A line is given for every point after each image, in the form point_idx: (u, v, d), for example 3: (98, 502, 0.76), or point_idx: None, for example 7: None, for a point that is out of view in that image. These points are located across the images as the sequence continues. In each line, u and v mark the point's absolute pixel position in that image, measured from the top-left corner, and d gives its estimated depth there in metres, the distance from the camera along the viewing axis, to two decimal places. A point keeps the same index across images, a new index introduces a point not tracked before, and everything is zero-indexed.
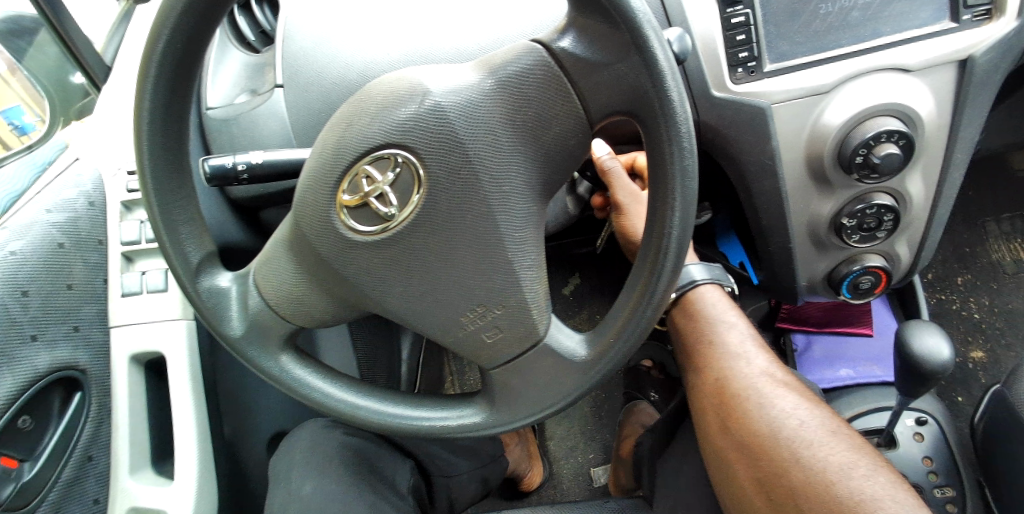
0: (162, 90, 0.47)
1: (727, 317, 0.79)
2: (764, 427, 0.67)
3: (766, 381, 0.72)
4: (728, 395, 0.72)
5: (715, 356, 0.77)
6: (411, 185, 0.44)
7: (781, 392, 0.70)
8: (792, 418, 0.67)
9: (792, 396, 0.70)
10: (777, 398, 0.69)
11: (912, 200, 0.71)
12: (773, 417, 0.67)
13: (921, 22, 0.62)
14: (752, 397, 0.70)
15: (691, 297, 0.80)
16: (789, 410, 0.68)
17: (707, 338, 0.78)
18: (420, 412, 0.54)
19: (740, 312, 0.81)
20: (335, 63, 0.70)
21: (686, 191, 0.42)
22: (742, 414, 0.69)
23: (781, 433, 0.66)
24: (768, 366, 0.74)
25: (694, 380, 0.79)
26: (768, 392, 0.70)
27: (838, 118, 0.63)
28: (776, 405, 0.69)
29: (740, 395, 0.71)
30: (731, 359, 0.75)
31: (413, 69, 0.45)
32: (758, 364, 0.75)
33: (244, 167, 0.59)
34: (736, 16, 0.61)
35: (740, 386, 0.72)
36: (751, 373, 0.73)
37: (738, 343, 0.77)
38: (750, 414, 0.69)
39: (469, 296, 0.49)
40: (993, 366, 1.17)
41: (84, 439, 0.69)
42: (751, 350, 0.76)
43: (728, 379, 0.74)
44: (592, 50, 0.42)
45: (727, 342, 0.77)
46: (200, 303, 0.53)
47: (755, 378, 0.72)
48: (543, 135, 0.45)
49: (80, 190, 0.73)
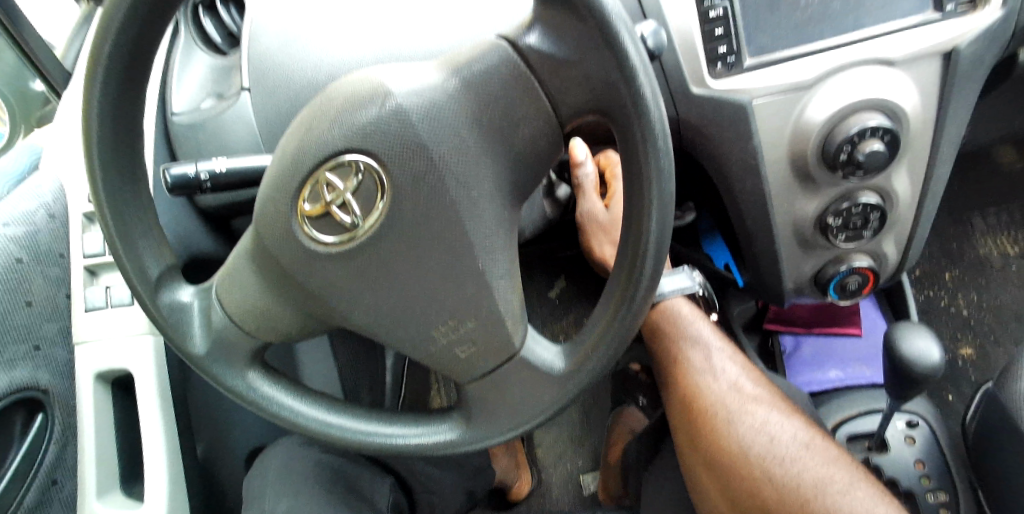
0: (109, 97, 0.44)
1: (694, 330, 0.79)
2: (734, 445, 0.70)
3: (735, 395, 0.74)
4: (697, 413, 0.75)
5: (684, 372, 0.78)
6: (374, 192, 0.42)
7: (750, 407, 0.73)
8: (763, 435, 0.70)
9: (762, 410, 0.73)
10: (746, 414, 0.72)
11: (899, 198, 0.70)
12: (744, 435, 0.70)
13: (904, 12, 0.60)
14: (721, 414, 0.73)
15: (657, 312, 0.80)
16: (758, 426, 0.71)
17: (675, 353, 0.79)
18: (392, 429, 0.51)
19: (709, 322, 0.80)
20: (303, 66, 0.68)
21: (663, 192, 0.40)
22: (713, 432, 0.72)
23: (751, 451, 0.69)
24: (737, 378, 0.76)
25: (666, 393, 0.81)
26: (737, 408, 0.73)
27: (821, 114, 0.62)
28: (746, 422, 0.71)
29: (709, 412, 0.74)
30: (700, 375, 0.77)
31: (375, 69, 0.43)
32: (727, 377, 0.76)
33: (208, 176, 0.56)
34: (713, 9, 0.59)
35: (710, 403, 0.74)
36: (720, 388, 0.75)
37: (706, 356, 0.78)
38: (720, 432, 0.72)
39: (442, 307, 0.46)
40: (983, 362, 1.17)
41: (48, 462, 0.68)
42: (719, 362, 0.78)
43: (697, 396, 0.75)
44: (558, 46, 0.40)
45: (695, 356, 0.78)
46: (162, 320, 0.49)
47: (725, 393, 0.74)
48: (512, 137, 0.44)
49: (40, 201, 0.72)
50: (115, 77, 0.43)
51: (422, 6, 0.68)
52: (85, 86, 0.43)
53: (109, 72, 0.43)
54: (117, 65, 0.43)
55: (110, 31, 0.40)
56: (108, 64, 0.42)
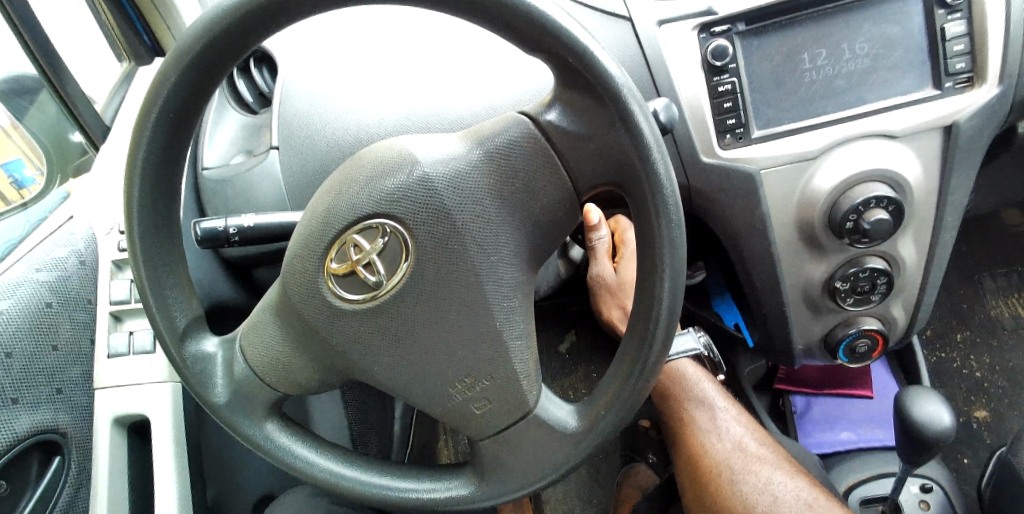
0: (155, 162, 0.47)
1: (698, 392, 0.81)
2: (736, 505, 0.71)
3: (739, 454, 0.75)
4: (702, 472, 0.76)
5: (689, 432, 0.80)
6: (399, 253, 0.44)
7: (754, 466, 0.73)
8: (765, 495, 0.70)
9: (765, 469, 0.73)
10: (749, 474, 0.73)
11: (905, 264, 0.72)
12: (747, 495, 0.71)
13: (905, 89, 0.64)
14: (724, 474, 0.74)
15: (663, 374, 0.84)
16: (761, 486, 0.71)
17: (681, 414, 0.81)
18: (406, 483, 0.52)
19: (713, 384, 0.83)
20: (331, 128, 0.72)
21: (676, 262, 0.42)
22: (716, 492, 0.73)
23: (754, 511, 0.69)
24: (742, 437, 0.77)
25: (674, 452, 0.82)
26: (740, 467, 0.74)
27: (828, 183, 0.66)
28: (749, 481, 0.72)
29: (713, 471, 0.75)
30: (704, 435, 0.78)
31: (403, 138, 0.46)
32: (731, 436, 0.77)
33: (236, 230, 0.59)
34: (723, 84, 0.64)
35: (714, 463, 0.75)
36: (724, 447, 0.76)
37: (710, 416, 0.80)
38: (723, 492, 0.72)
39: (459, 365, 0.48)
40: (998, 426, 1.15)
41: (62, 504, 0.67)
42: (724, 422, 0.79)
43: (702, 456, 0.77)
44: (577, 123, 0.43)
45: (699, 417, 0.80)
46: (186, 370, 0.51)
47: (729, 453, 0.75)
48: (530, 206, 0.46)
49: (72, 248, 0.74)
50: (161, 144, 0.46)
51: (445, 71, 0.72)
52: (133, 152, 0.46)
53: (155, 138, 0.45)
54: (164, 133, 0.46)
55: (161, 103, 0.44)
56: (155, 131, 0.45)
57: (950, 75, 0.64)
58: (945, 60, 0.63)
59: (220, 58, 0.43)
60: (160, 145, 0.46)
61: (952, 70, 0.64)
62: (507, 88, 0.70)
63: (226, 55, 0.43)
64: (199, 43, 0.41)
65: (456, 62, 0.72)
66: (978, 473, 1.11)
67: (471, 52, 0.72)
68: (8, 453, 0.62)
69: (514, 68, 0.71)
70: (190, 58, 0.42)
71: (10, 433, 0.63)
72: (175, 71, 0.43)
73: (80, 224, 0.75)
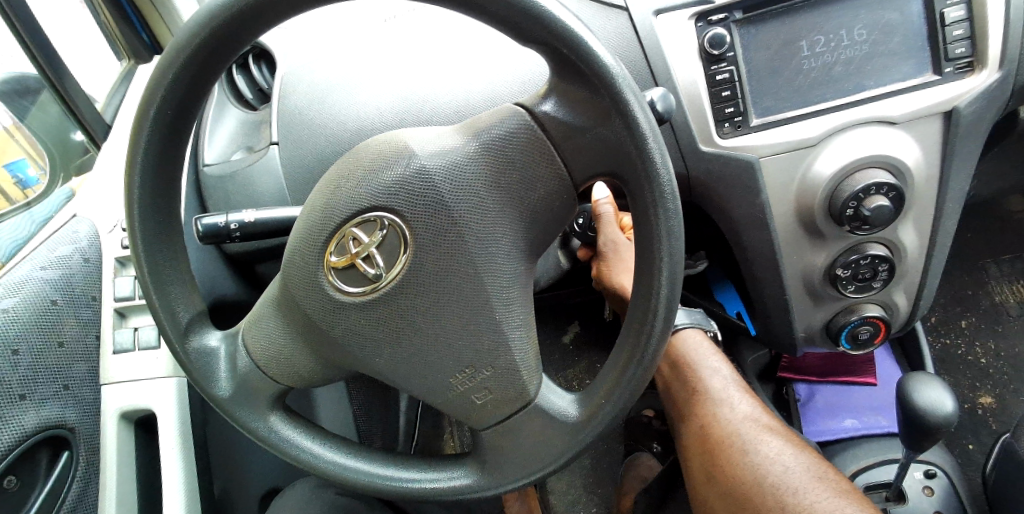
0: (154, 159, 0.47)
1: (710, 363, 0.78)
2: (748, 474, 0.67)
3: (751, 426, 0.72)
4: (713, 443, 0.72)
5: (700, 404, 0.77)
6: (397, 246, 0.44)
7: (765, 437, 0.70)
8: (777, 465, 0.66)
9: (776, 441, 0.69)
10: (761, 444, 0.69)
11: (906, 251, 0.72)
12: (759, 465, 0.67)
13: (904, 75, 0.64)
14: (736, 444, 0.70)
15: (675, 345, 0.80)
16: (772, 456, 0.67)
17: (692, 385, 0.78)
18: (409, 473, 0.52)
19: (725, 357, 0.79)
20: (330, 121, 0.72)
21: (673, 251, 0.42)
22: (727, 462, 0.69)
23: (765, 481, 0.65)
24: (752, 411, 0.74)
25: (682, 425, 0.79)
26: (752, 438, 0.70)
27: (829, 169, 0.65)
28: (760, 451, 0.68)
29: (725, 442, 0.71)
30: (716, 406, 0.75)
31: (400, 132, 0.46)
32: (742, 408, 0.74)
33: (237, 225, 0.59)
34: (721, 73, 0.64)
35: (725, 434, 0.72)
36: (735, 418, 0.73)
37: (721, 386, 0.77)
38: (734, 462, 0.69)
39: (459, 357, 0.48)
40: (1003, 413, 1.15)
41: (71, 499, 0.68)
42: (736, 395, 0.76)
43: (714, 428, 0.73)
44: (572, 114, 0.43)
45: (711, 387, 0.76)
46: (190, 365, 0.51)
47: (741, 424, 0.72)
48: (527, 197, 0.46)
49: (75, 246, 0.74)
50: (160, 141, 0.46)
51: (443, 63, 0.72)
52: (132, 149, 0.46)
53: (153, 135, 0.46)
54: (162, 129, 0.46)
55: (157, 98, 0.44)
56: (154, 128, 0.45)
57: (950, 60, 0.63)
58: (945, 45, 0.63)
59: (216, 53, 0.43)
60: (159, 142, 0.46)
61: (952, 55, 0.63)
62: (504, 79, 0.70)
63: (222, 50, 0.43)
64: (194, 38, 0.41)
65: (453, 54, 0.72)
66: (983, 459, 1.11)
67: (467, 46, 0.72)
68: (17, 448, 0.63)
69: (511, 58, 0.70)
70: (185, 54, 0.42)
71: (18, 429, 0.63)
72: (171, 67, 0.43)
73: (83, 221, 0.76)
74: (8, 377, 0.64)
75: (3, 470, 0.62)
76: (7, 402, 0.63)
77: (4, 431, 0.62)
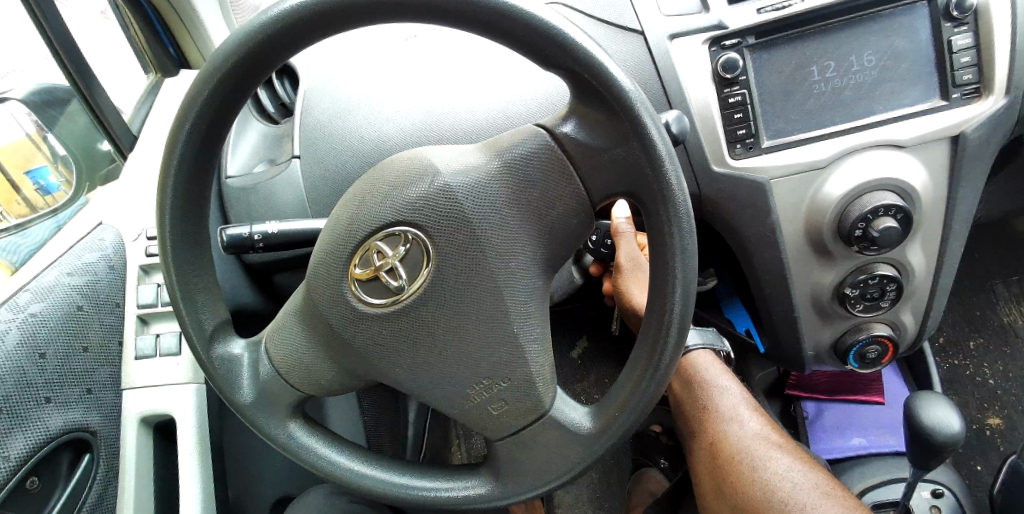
0: (187, 172, 0.49)
1: (720, 381, 0.79)
2: (757, 490, 0.67)
3: (760, 443, 0.72)
4: (723, 459, 0.73)
5: (710, 420, 0.78)
6: (419, 261, 0.46)
7: (775, 454, 0.70)
8: (786, 481, 0.67)
9: (785, 457, 0.70)
10: (770, 460, 0.70)
11: (914, 271, 0.73)
12: (768, 480, 0.68)
13: (912, 100, 0.66)
14: (746, 460, 0.71)
15: (685, 363, 0.82)
16: (781, 472, 0.68)
17: (703, 402, 0.79)
18: (423, 482, 0.53)
19: (735, 376, 0.81)
20: (350, 137, 0.74)
21: (686, 269, 0.43)
22: (737, 478, 0.70)
23: (774, 496, 0.66)
24: (762, 428, 0.74)
25: (694, 443, 0.80)
26: (762, 454, 0.71)
27: (838, 190, 0.67)
28: (770, 467, 0.69)
29: (735, 458, 0.72)
30: (726, 423, 0.76)
31: (424, 149, 0.48)
32: (752, 426, 0.75)
33: (261, 236, 0.61)
34: (733, 96, 0.66)
35: (735, 450, 0.73)
36: (745, 435, 0.74)
37: (731, 404, 0.78)
38: (744, 477, 0.69)
39: (477, 368, 0.49)
40: (1012, 434, 1.15)
41: (90, 501, 0.70)
42: (746, 413, 0.77)
43: (724, 444, 0.74)
44: (592, 136, 0.45)
45: (722, 405, 0.78)
46: (213, 371, 0.53)
47: (751, 441, 0.73)
48: (545, 215, 0.47)
49: (102, 253, 0.77)
50: (194, 155, 0.48)
51: (461, 81, 0.74)
52: (166, 163, 0.48)
53: (187, 150, 0.48)
54: (196, 144, 0.48)
55: (193, 114, 0.46)
56: (188, 143, 0.47)
57: (957, 85, 0.65)
58: (952, 71, 0.64)
59: (250, 73, 0.45)
60: (193, 156, 0.48)
61: (959, 81, 0.65)
62: (522, 97, 0.72)
63: (256, 70, 0.45)
64: (231, 59, 0.43)
65: (472, 73, 0.74)
66: (991, 480, 1.11)
67: (485, 66, 0.74)
68: (41, 450, 0.65)
69: (530, 78, 0.72)
70: (223, 73, 0.44)
71: (42, 431, 0.65)
72: (208, 85, 0.45)
73: (108, 229, 0.78)
74: (35, 379, 0.65)
75: (26, 471, 0.63)
76: (33, 404, 0.65)
77: (30, 432, 0.64)
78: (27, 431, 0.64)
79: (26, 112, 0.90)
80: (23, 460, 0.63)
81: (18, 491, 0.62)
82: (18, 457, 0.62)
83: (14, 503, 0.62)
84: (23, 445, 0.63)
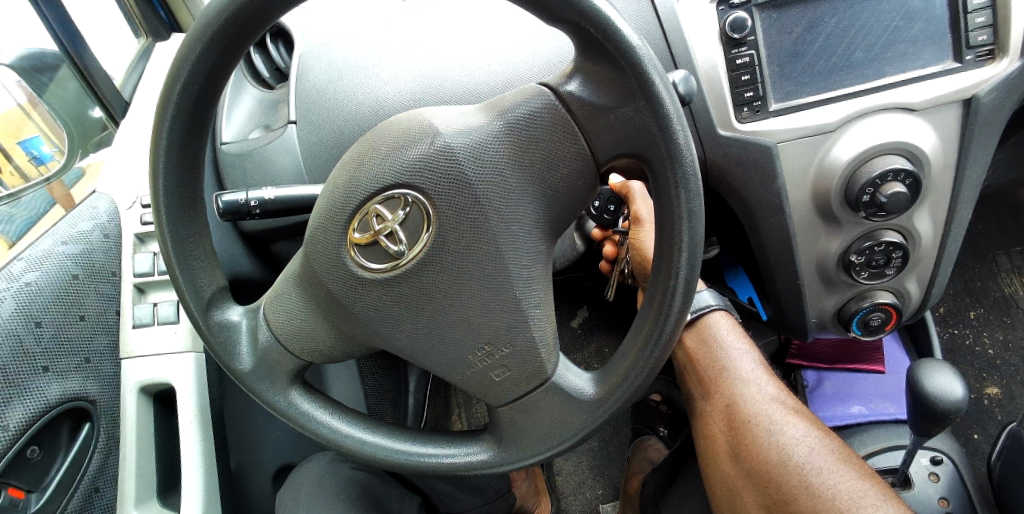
0: (179, 130, 0.47)
1: (739, 344, 0.76)
2: (772, 455, 0.67)
3: (777, 407, 0.71)
4: (738, 422, 0.72)
5: (726, 383, 0.75)
6: (420, 224, 0.45)
7: (790, 418, 0.70)
8: (802, 447, 0.66)
9: (801, 422, 0.69)
10: (786, 425, 0.69)
11: (920, 238, 0.72)
12: (784, 445, 0.67)
13: (923, 62, 0.64)
14: (762, 424, 0.70)
15: (702, 324, 0.78)
16: (798, 437, 0.67)
17: (719, 364, 0.76)
18: (427, 449, 0.53)
19: (749, 338, 0.78)
20: (348, 101, 0.72)
21: (693, 231, 0.43)
22: (753, 442, 0.69)
23: (790, 461, 0.66)
24: (777, 392, 0.73)
25: (703, 404, 0.78)
26: (778, 418, 0.70)
27: (846, 155, 0.66)
28: (787, 433, 0.68)
29: (751, 422, 0.70)
30: (742, 385, 0.74)
31: (424, 109, 0.47)
32: (768, 390, 0.73)
33: (257, 202, 0.59)
34: (740, 57, 0.64)
35: (752, 414, 0.71)
36: (763, 400, 0.72)
37: (748, 366, 0.75)
38: (760, 441, 0.69)
39: (479, 333, 0.49)
40: (1009, 404, 1.16)
41: (92, 471, 0.70)
42: (762, 376, 0.75)
43: (740, 407, 0.72)
44: (597, 94, 0.43)
45: (740, 368, 0.75)
46: (210, 339, 0.52)
47: (766, 404, 0.71)
48: (551, 176, 0.46)
49: (95, 221, 0.75)
50: (185, 117, 0.47)
51: (460, 41, 0.72)
52: (157, 125, 0.46)
53: (178, 109, 0.46)
54: (187, 105, 0.46)
55: (184, 70, 0.44)
56: (180, 103, 0.45)
57: (971, 47, 0.64)
58: (966, 33, 0.63)
59: (243, 28, 0.43)
60: (186, 116, 0.47)
61: (973, 43, 0.63)
62: (524, 58, 0.70)
63: (251, 27, 0.43)
64: (222, 13, 0.42)
65: (472, 35, 0.72)
66: (987, 448, 1.12)
67: (486, 26, 0.72)
68: (40, 419, 0.64)
69: (531, 39, 0.70)
70: (213, 28, 0.42)
71: (41, 400, 0.65)
72: (198, 43, 0.43)
73: (102, 197, 0.77)
74: (31, 348, 0.65)
75: (25, 441, 0.63)
76: (30, 373, 0.64)
77: (28, 402, 0.64)
78: (25, 400, 0.63)
79: (16, 79, 0.87)
80: (22, 429, 0.63)
81: (18, 460, 0.63)
82: (17, 427, 0.62)
83: (15, 471, 0.62)
84: (22, 415, 0.63)
